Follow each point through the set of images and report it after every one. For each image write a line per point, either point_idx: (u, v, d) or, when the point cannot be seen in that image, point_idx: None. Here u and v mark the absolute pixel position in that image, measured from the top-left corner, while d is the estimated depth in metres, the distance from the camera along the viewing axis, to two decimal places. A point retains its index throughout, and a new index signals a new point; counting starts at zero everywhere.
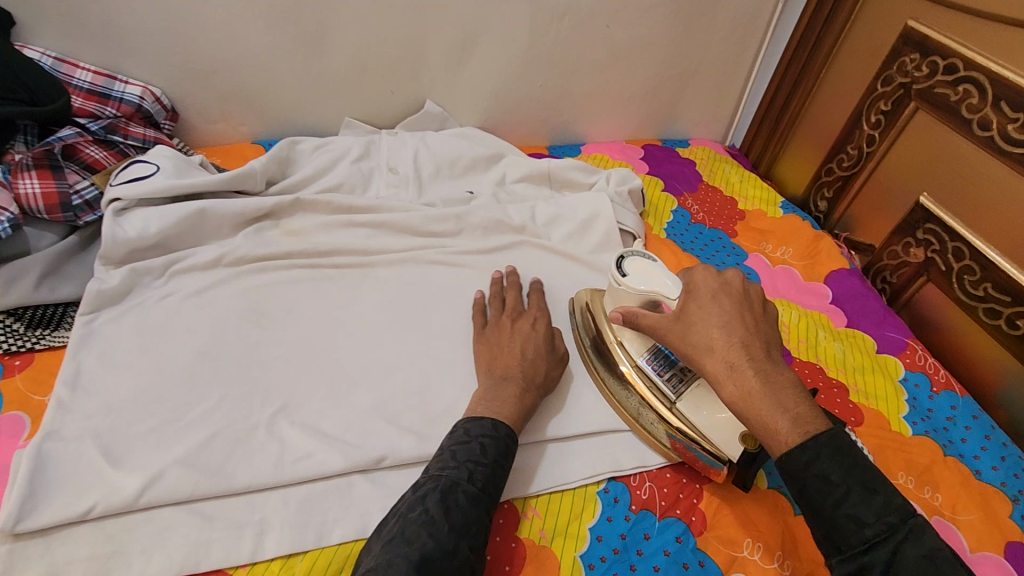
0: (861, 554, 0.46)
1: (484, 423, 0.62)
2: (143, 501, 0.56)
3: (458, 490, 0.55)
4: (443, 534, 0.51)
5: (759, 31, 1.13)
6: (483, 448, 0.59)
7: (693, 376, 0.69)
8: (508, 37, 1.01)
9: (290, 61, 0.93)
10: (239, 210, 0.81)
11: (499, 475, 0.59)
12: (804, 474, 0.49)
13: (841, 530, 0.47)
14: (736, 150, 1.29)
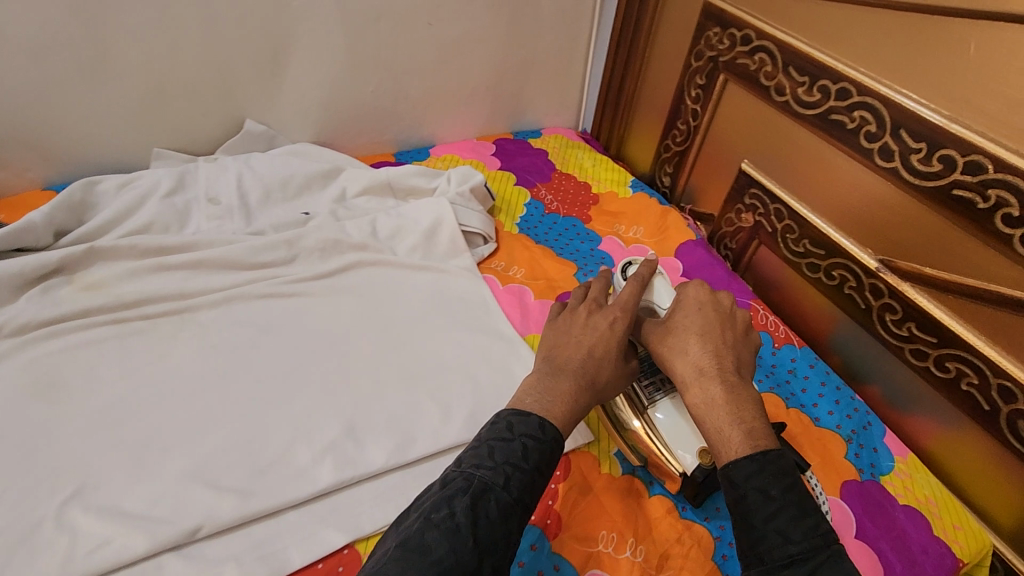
0: (781, 570, 0.44)
1: (529, 419, 0.55)
2: None
3: (490, 497, 0.48)
4: (462, 552, 0.44)
5: (586, 16, 1.14)
6: (524, 450, 0.52)
7: (671, 388, 0.70)
8: (323, 44, 0.95)
9: (68, 93, 0.83)
10: (16, 270, 0.72)
11: (540, 484, 0.51)
12: (743, 483, 0.49)
13: (767, 545, 0.46)
14: (588, 135, 1.30)
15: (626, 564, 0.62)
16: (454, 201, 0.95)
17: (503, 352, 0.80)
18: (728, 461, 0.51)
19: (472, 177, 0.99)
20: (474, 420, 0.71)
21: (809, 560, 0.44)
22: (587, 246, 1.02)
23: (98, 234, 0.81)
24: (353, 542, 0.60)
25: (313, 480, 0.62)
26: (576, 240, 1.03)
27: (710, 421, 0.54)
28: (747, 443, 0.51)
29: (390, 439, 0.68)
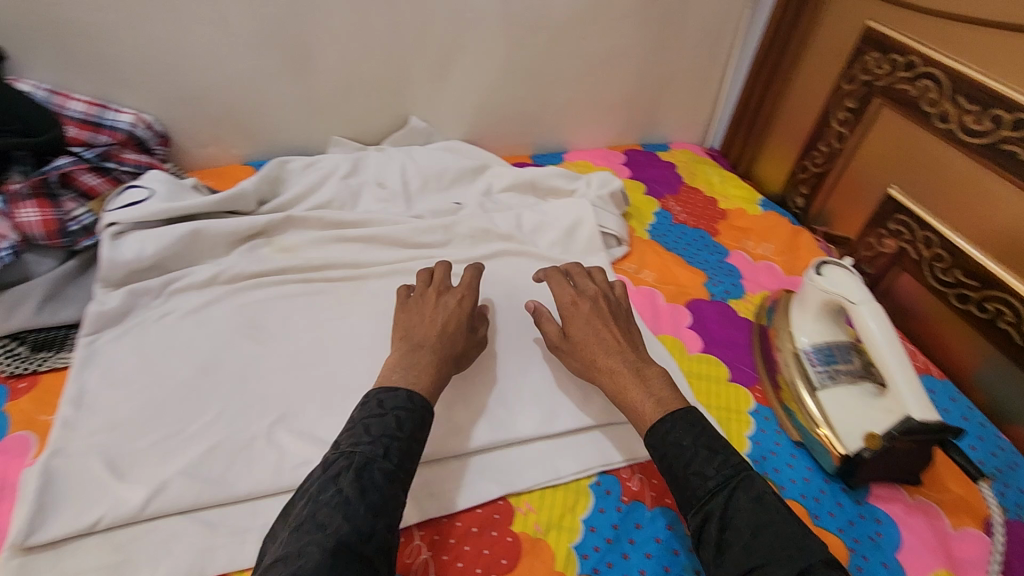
0: (704, 505, 0.57)
1: (400, 395, 0.61)
2: (148, 511, 0.58)
3: (373, 467, 0.54)
4: (359, 513, 0.50)
5: (730, 35, 1.17)
6: (399, 421, 0.59)
7: (845, 378, 0.76)
8: (487, 51, 1.03)
9: (275, 83, 0.96)
10: (233, 229, 0.84)
11: (416, 451, 0.59)
12: (661, 442, 0.62)
13: (689, 488, 0.59)
14: (715, 152, 1.32)
15: None
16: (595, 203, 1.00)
17: (636, 347, 0.84)
18: (648, 428, 0.65)
19: (611, 183, 1.05)
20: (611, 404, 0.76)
21: (724, 491, 0.58)
22: (716, 257, 1.04)
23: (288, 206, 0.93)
24: (506, 495, 0.66)
25: (471, 437, 0.69)
26: (705, 251, 1.06)
27: (626, 398, 0.68)
28: (655, 411, 0.65)
29: (534, 410, 0.74)
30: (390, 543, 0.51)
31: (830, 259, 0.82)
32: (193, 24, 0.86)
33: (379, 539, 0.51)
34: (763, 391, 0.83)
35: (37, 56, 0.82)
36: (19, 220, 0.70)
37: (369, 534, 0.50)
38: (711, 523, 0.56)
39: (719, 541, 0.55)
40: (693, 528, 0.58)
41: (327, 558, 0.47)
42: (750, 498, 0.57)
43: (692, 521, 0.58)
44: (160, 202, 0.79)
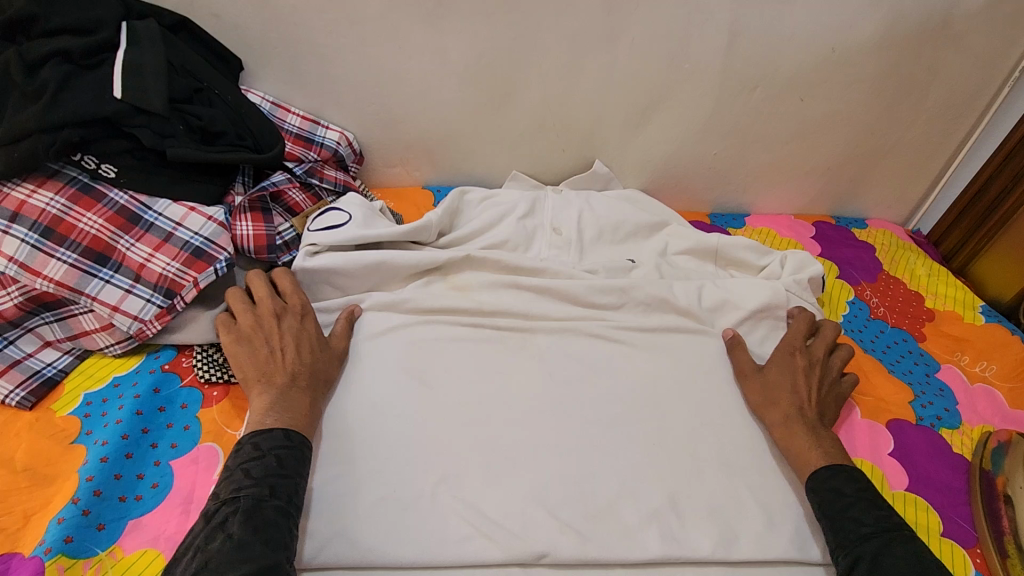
0: (857, 549, 0.58)
1: (275, 432, 0.58)
2: (317, 561, 0.58)
3: (263, 507, 0.52)
4: (259, 558, 0.48)
5: (975, 112, 1.00)
6: (280, 460, 0.56)
7: None
8: (692, 105, 0.96)
9: (472, 114, 0.95)
10: (417, 262, 0.82)
11: (302, 482, 0.57)
12: (821, 487, 0.64)
13: (844, 530, 0.60)
14: (921, 238, 1.15)
15: None
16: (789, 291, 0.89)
17: None
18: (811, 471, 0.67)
19: (808, 267, 0.93)
20: (802, 538, 0.65)
21: (878, 538, 0.58)
22: (922, 369, 0.90)
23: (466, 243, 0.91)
24: None
25: (640, 546, 0.62)
26: (908, 360, 0.91)
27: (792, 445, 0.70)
28: (823, 459, 0.67)
29: (711, 525, 0.65)
30: None
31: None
32: (411, 53, 0.86)
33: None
34: (984, 558, 0.69)
35: (269, 71, 0.86)
36: (237, 233, 0.73)
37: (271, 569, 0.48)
38: (862, 564, 0.57)
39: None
40: (840, 569, 0.58)
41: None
42: (906, 553, 0.57)
43: (841, 563, 0.59)
44: (356, 227, 0.79)
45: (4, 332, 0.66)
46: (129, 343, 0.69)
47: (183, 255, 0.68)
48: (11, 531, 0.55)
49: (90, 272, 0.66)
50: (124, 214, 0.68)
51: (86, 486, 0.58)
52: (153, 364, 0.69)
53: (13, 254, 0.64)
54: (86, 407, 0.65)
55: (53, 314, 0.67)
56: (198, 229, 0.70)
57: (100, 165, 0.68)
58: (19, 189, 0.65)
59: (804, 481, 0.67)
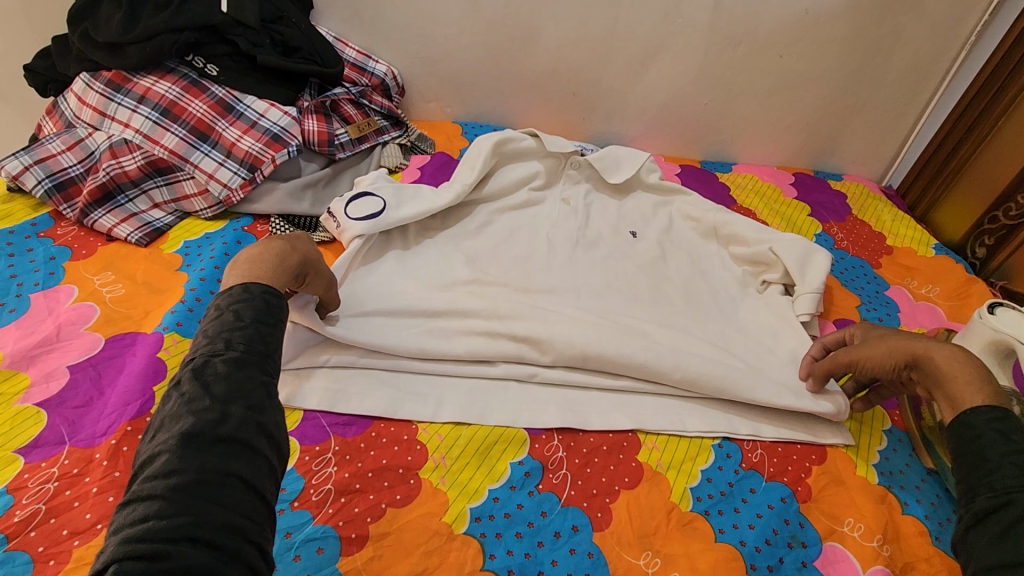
0: (1010, 493, 0.49)
1: (234, 290, 0.55)
2: (362, 361, 0.73)
3: (214, 361, 0.48)
4: (203, 406, 0.44)
5: (938, 74, 1.15)
6: (236, 314, 0.52)
7: None
8: (685, 55, 1.12)
9: (497, 56, 1.12)
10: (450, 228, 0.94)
11: (266, 333, 0.52)
12: (982, 424, 0.55)
13: (992, 471, 0.51)
14: (891, 192, 1.29)
15: (872, 552, 0.65)
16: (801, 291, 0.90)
17: (778, 344, 0.87)
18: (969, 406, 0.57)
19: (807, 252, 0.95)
20: None
21: None
22: (873, 287, 1.04)
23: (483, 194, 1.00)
24: (636, 430, 0.74)
25: (613, 377, 0.77)
26: (861, 280, 1.06)
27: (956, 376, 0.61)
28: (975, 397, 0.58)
29: None
30: (255, 422, 0.46)
31: (1005, 301, 0.80)
32: None
33: (247, 423, 0.45)
34: (901, 416, 0.82)
35: (333, 11, 1.05)
36: (306, 127, 0.91)
37: (221, 419, 0.44)
38: (1014, 507, 0.48)
39: (1008, 528, 0.48)
40: (977, 509, 0.51)
41: (188, 453, 0.42)
42: None
43: (980, 502, 0.51)
44: (392, 210, 0.87)
45: (126, 190, 0.84)
46: (218, 207, 0.87)
47: (264, 138, 0.87)
48: (136, 318, 0.73)
49: (194, 145, 0.85)
50: (221, 105, 0.87)
51: (190, 294, 0.76)
52: (235, 226, 0.87)
53: (139, 127, 0.84)
54: (185, 249, 0.83)
55: (163, 179, 0.86)
56: (277, 120, 0.89)
57: (206, 65, 0.87)
58: (146, 80, 0.85)
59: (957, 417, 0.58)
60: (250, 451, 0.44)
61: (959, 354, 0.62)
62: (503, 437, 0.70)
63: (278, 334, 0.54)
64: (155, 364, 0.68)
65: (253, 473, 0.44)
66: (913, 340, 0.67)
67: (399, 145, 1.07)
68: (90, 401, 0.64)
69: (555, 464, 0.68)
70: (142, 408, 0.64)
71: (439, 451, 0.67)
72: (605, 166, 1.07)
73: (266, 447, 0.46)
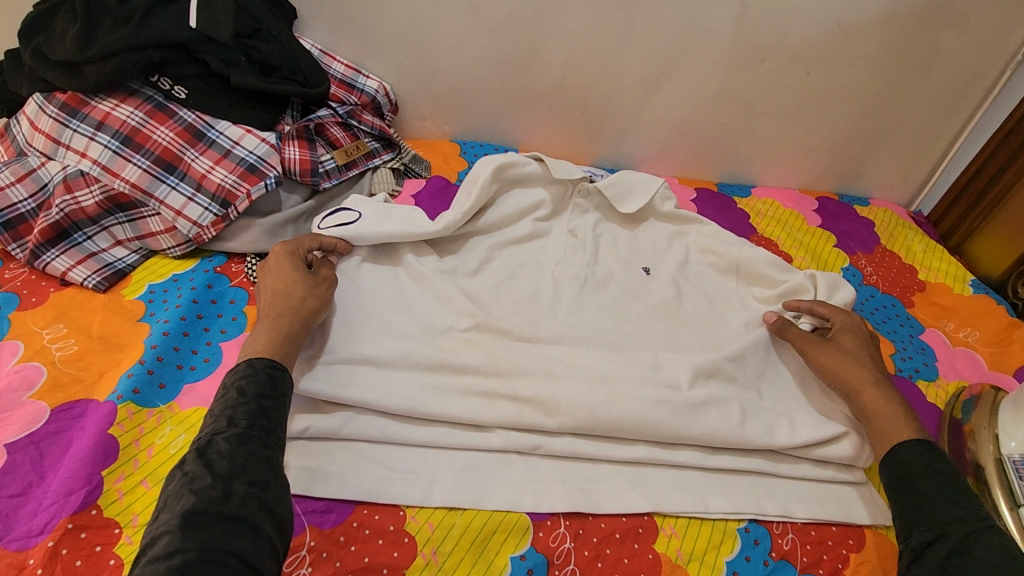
0: (945, 526, 0.57)
1: (240, 367, 0.59)
2: (343, 432, 0.65)
3: (217, 440, 0.52)
4: (206, 484, 0.48)
5: (978, 94, 1.05)
6: (240, 391, 0.56)
7: None
8: (704, 72, 1.02)
9: (499, 71, 1.03)
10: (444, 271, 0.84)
11: (269, 408, 0.56)
12: (912, 458, 0.64)
13: (933, 509, 0.59)
14: (921, 218, 1.20)
15: None
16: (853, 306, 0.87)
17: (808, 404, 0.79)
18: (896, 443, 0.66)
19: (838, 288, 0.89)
20: (774, 455, 0.72)
21: (971, 524, 0.57)
22: (908, 330, 0.95)
23: (481, 223, 0.90)
24: (652, 513, 0.66)
25: (627, 449, 0.69)
26: (895, 321, 0.97)
27: (879, 421, 0.69)
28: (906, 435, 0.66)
29: None
30: (256, 497, 0.49)
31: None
32: (447, 8, 0.95)
33: (249, 499, 0.49)
34: None
35: (318, 21, 0.95)
36: (285, 155, 0.82)
37: (224, 497, 0.48)
38: (946, 540, 0.56)
39: (945, 560, 0.55)
40: (916, 544, 0.58)
41: (189, 533, 0.45)
42: (995, 541, 0.55)
43: (917, 538, 0.58)
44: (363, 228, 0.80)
45: (84, 227, 0.76)
46: (188, 246, 0.78)
47: (238, 170, 0.78)
48: (88, 382, 0.65)
49: (160, 178, 0.76)
50: (190, 131, 0.78)
51: (150, 352, 0.67)
52: (207, 266, 0.79)
53: (97, 158, 0.75)
54: (149, 294, 0.74)
55: (126, 215, 0.77)
56: (253, 148, 0.80)
57: (174, 87, 0.78)
58: (105, 104, 0.76)
59: (888, 452, 0.67)
60: (251, 529, 0.47)
61: (886, 397, 0.71)
62: (503, 525, 0.62)
63: (284, 407, 0.58)
64: (105, 442, 0.59)
65: (253, 550, 0.46)
66: (859, 372, 0.73)
67: (391, 169, 0.97)
68: (29, 489, 0.56)
69: (562, 559, 0.61)
70: (88, 499, 0.55)
71: (430, 545, 0.60)
72: (617, 194, 0.97)
73: (267, 523, 0.48)
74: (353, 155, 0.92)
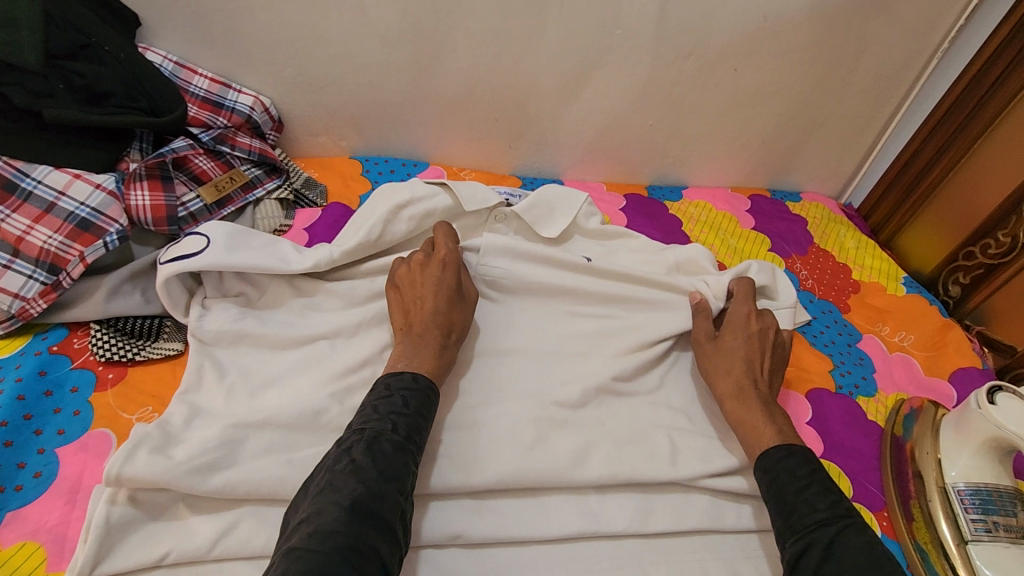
0: (811, 533, 0.54)
1: (404, 374, 0.59)
2: (215, 553, 0.53)
3: (383, 439, 0.52)
4: (372, 478, 0.49)
5: (906, 85, 1.01)
6: (405, 400, 0.57)
7: (1004, 536, 0.64)
8: (626, 71, 0.93)
9: (398, 79, 0.90)
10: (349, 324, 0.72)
11: (424, 426, 0.56)
12: (777, 466, 0.60)
13: (797, 516, 0.55)
14: (852, 211, 1.17)
15: None
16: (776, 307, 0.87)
17: None
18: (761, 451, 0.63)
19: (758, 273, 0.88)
20: (717, 508, 0.66)
21: (834, 525, 0.54)
22: (845, 339, 0.92)
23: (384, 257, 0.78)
24: None
25: (558, 524, 0.61)
26: (832, 330, 0.93)
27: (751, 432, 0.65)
28: (776, 438, 0.63)
29: (628, 498, 0.65)
30: (402, 509, 0.50)
31: (1004, 384, 0.69)
32: (327, 10, 0.80)
33: (396, 504, 0.49)
34: (891, 521, 0.70)
35: (169, 29, 0.79)
36: (131, 203, 0.68)
37: (381, 497, 0.48)
38: (813, 552, 0.52)
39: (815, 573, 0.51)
40: (788, 556, 0.54)
41: (352, 521, 0.46)
42: (858, 540, 0.52)
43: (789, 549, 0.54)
44: (215, 255, 0.66)
45: None
46: (12, 324, 0.63)
47: (67, 228, 0.63)
48: None
49: None
50: None
51: None
52: (40, 346, 0.64)
53: None
54: None
55: None
56: (84, 199, 0.65)
57: None
58: None
59: (755, 460, 0.63)
60: (392, 535, 0.47)
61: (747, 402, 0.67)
62: None
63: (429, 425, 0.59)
64: None
65: (390, 554, 0.46)
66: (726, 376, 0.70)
67: (279, 200, 0.84)
68: None
69: None
70: None
71: None
72: (537, 216, 0.87)
73: (402, 534, 0.49)
74: (224, 188, 0.78)
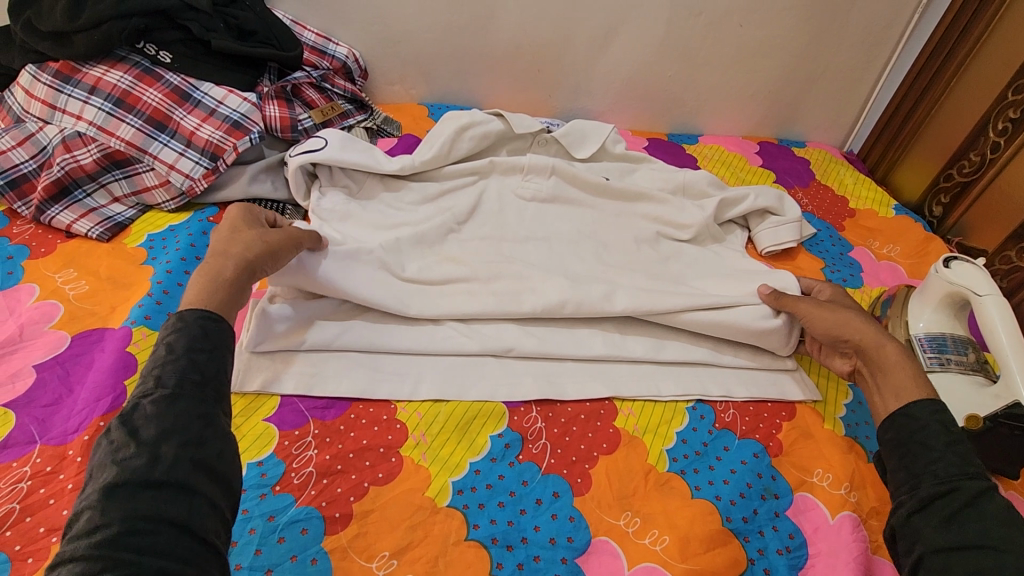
0: (957, 481, 0.48)
1: (168, 324, 0.50)
2: (337, 344, 0.73)
3: (143, 402, 0.43)
4: (130, 454, 0.40)
5: (893, 38, 1.17)
6: (167, 344, 0.47)
7: (955, 368, 0.76)
8: (647, 29, 1.12)
9: (460, 35, 1.11)
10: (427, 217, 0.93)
11: (203, 361, 0.47)
12: (925, 415, 0.54)
13: (938, 460, 0.50)
14: (853, 155, 1.32)
15: (840, 499, 0.68)
16: (781, 223, 1.02)
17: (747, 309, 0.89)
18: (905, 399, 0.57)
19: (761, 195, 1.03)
20: (716, 348, 0.83)
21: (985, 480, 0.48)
22: (838, 249, 1.07)
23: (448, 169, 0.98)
24: (612, 398, 0.75)
25: (588, 347, 0.79)
26: (827, 242, 1.08)
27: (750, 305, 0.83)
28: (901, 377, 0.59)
29: (643, 337, 0.82)
30: (192, 460, 0.41)
31: (959, 254, 0.82)
32: None
33: (182, 463, 0.40)
34: None
35: None
36: (267, 114, 0.90)
37: (152, 466, 0.39)
38: (958, 495, 0.47)
39: (956, 513, 0.47)
40: (923, 496, 0.49)
41: (111, 508, 0.37)
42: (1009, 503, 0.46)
43: (924, 489, 0.49)
44: (331, 152, 0.88)
45: (83, 185, 0.82)
46: (182, 199, 0.85)
47: (224, 126, 0.86)
48: (102, 314, 0.72)
49: (152, 136, 0.83)
50: (177, 93, 0.85)
51: (156, 287, 0.74)
52: (200, 216, 0.86)
53: (92, 119, 0.82)
54: (149, 242, 0.82)
55: (122, 171, 0.84)
56: (236, 106, 0.87)
57: (158, 53, 0.86)
58: (96, 70, 0.83)
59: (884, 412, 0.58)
60: (185, 494, 0.39)
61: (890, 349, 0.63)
62: (482, 411, 0.71)
63: (222, 358, 0.49)
64: (126, 357, 0.66)
65: (193, 518, 0.38)
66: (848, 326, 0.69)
67: (366, 128, 1.05)
68: (60, 399, 0.63)
69: (534, 435, 0.70)
70: (114, 403, 0.62)
71: (419, 429, 0.68)
72: (572, 141, 1.07)
73: (208, 486, 0.41)
74: (329, 112, 0.99)
